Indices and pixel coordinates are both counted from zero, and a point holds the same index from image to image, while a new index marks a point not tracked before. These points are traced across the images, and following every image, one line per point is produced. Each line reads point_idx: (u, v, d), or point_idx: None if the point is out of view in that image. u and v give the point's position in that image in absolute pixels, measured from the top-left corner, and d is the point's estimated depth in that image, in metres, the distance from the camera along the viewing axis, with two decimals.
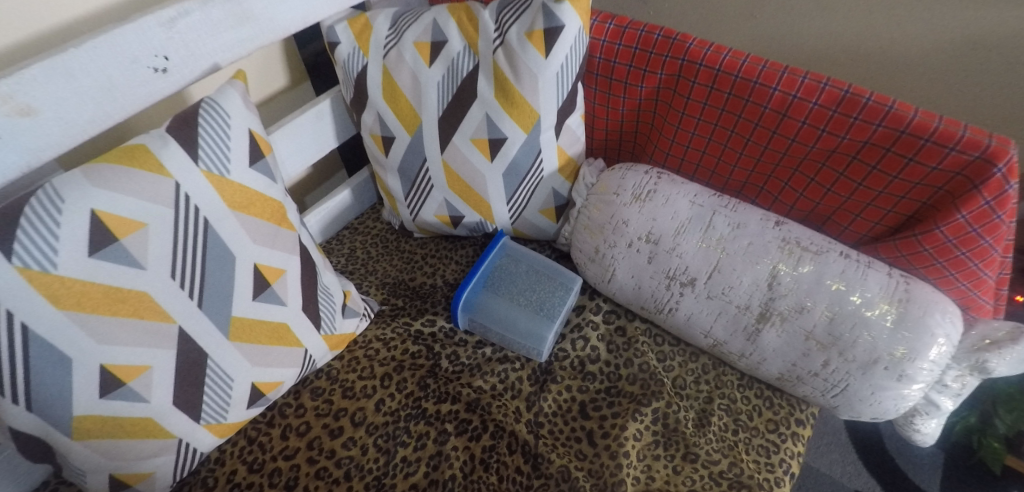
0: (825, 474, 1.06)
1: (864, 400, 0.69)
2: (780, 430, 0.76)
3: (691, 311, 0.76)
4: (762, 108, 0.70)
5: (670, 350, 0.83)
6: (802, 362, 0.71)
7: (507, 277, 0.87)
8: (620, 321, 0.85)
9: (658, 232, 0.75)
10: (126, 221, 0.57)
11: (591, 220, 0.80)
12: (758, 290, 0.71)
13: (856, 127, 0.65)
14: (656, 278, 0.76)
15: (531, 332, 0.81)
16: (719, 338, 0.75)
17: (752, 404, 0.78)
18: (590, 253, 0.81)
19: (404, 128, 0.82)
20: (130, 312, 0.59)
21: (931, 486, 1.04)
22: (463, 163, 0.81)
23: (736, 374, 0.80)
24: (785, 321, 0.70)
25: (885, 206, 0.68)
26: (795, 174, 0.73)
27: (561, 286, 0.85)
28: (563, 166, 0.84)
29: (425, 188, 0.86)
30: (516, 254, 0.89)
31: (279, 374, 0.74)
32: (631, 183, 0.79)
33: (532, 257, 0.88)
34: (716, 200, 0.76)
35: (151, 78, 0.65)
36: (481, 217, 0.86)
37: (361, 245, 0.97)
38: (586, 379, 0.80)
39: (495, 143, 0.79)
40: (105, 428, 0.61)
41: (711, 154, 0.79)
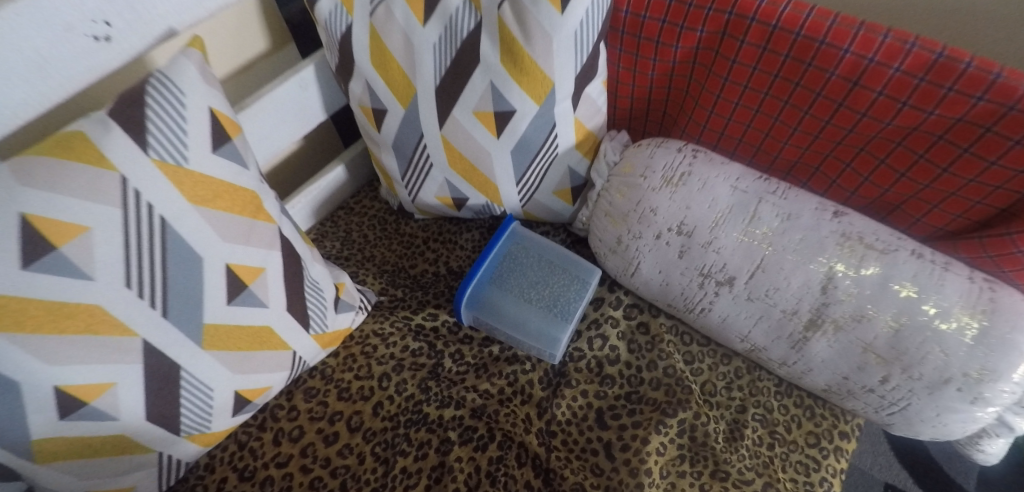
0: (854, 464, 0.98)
1: (927, 421, 0.60)
2: (821, 445, 0.68)
3: (727, 313, 0.66)
4: (827, 75, 0.57)
5: (699, 351, 0.74)
6: (855, 375, 0.61)
7: (516, 268, 0.78)
8: (643, 317, 0.76)
9: (692, 222, 0.64)
10: (66, 225, 0.49)
11: (614, 206, 0.70)
12: (810, 293, 0.60)
13: (949, 100, 0.52)
14: (687, 275, 0.66)
15: (544, 333, 0.73)
16: (758, 343, 0.66)
17: (791, 414, 0.70)
18: (611, 244, 0.71)
19: (398, 100, 0.71)
20: (81, 327, 0.51)
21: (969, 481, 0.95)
22: (466, 139, 0.70)
23: (773, 380, 0.72)
24: (839, 330, 0.60)
25: (973, 197, 0.56)
26: (861, 154, 0.61)
27: (577, 279, 0.76)
28: (581, 141, 0.73)
29: (423, 167, 0.76)
30: (527, 240, 0.79)
31: (265, 379, 0.67)
32: (661, 163, 0.67)
33: (544, 244, 0.79)
34: (761, 185, 0.64)
35: (92, 49, 0.55)
36: (487, 199, 0.77)
37: (358, 228, 0.90)
38: (604, 383, 0.72)
39: (502, 117, 0.68)
40: (70, 449, 0.55)
41: (757, 128, 0.66)
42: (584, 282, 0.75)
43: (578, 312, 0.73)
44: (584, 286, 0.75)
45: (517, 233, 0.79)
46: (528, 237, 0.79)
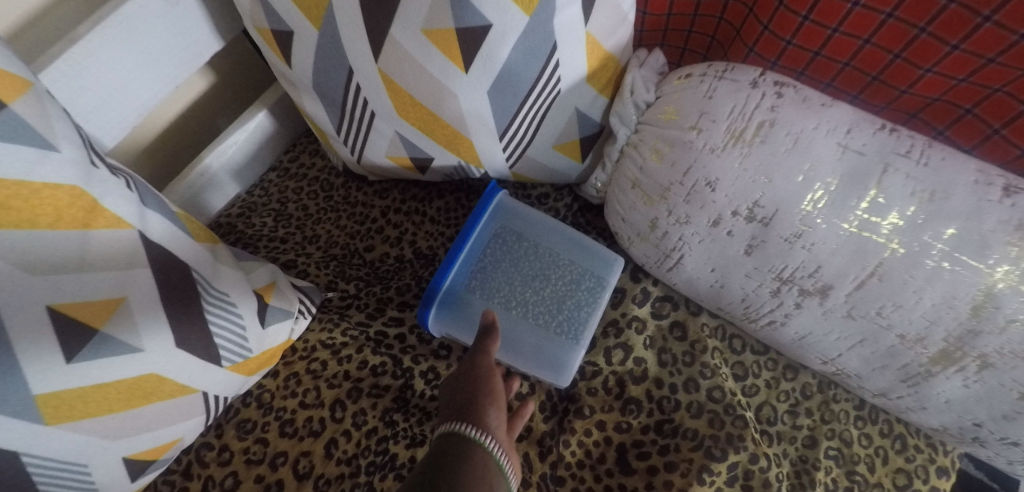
0: None
1: None
2: (914, 487, 0.51)
3: (808, 331, 0.46)
4: None
5: (754, 362, 0.55)
6: (995, 423, 0.42)
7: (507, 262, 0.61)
8: (677, 315, 0.56)
9: (774, 204, 0.41)
10: None
11: (646, 174, 0.46)
12: (951, 315, 0.39)
13: None
14: (756, 278, 0.45)
15: (545, 350, 0.57)
16: (849, 369, 0.47)
17: (874, 446, 0.52)
18: (641, 227, 0.49)
19: (306, 16, 0.45)
20: None
21: None
22: (417, 75, 0.45)
23: (852, 400, 0.53)
24: (986, 370, 0.40)
25: None
26: None
27: (588, 276, 0.59)
28: (597, 70, 0.48)
29: (362, 117, 0.52)
30: (519, 224, 0.62)
31: (170, 432, 0.49)
32: (725, 107, 0.43)
33: (541, 227, 0.61)
34: (887, 141, 0.41)
35: None
36: (460, 160, 0.54)
37: (296, 195, 0.68)
38: (628, 410, 0.53)
39: (466, 39, 0.42)
40: None
41: (882, 45, 0.41)
42: (598, 280, 0.58)
43: (592, 321, 0.57)
44: (599, 285, 0.58)
45: (506, 213, 0.62)
46: (521, 219, 0.62)
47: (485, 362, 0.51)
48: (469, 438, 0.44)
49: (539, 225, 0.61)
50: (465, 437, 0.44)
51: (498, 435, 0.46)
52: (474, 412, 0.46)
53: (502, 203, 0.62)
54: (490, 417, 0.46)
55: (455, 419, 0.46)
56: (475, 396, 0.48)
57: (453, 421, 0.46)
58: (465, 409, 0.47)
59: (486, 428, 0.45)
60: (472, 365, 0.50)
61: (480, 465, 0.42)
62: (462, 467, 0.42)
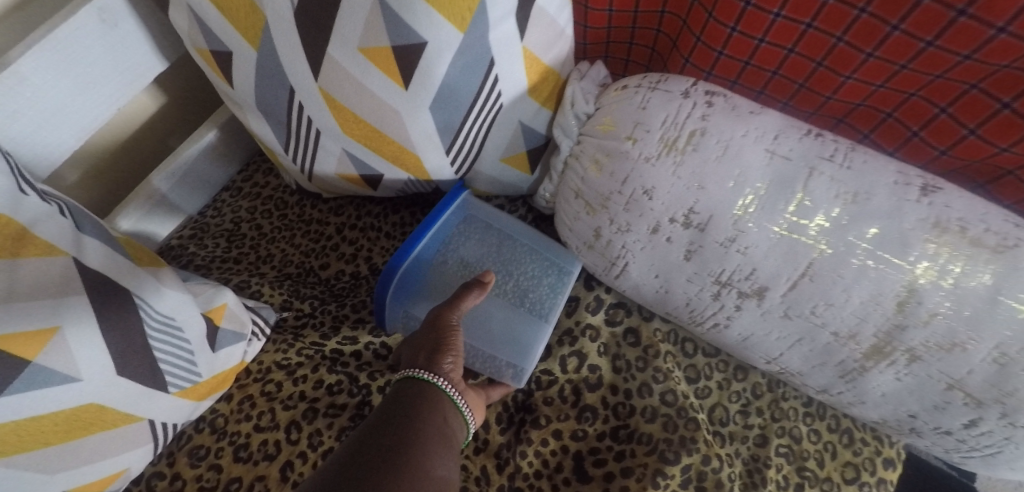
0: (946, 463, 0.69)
1: (1017, 469, 0.44)
2: (862, 480, 0.52)
3: (750, 332, 0.47)
4: None
5: (707, 363, 0.56)
6: (928, 414, 0.44)
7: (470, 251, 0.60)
8: (631, 321, 0.57)
9: (708, 210, 0.42)
10: None
11: (588, 184, 0.47)
12: (878, 312, 0.41)
13: None
14: (697, 283, 0.46)
15: (508, 340, 0.57)
16: (792, 367, 0.48)
17: (823, 442, 0.53)
18: (587, 236, 0.50)
19: (243, 37, 0.45)
20: None
21: None
22: (357, 92, 0.46)
23: (800, 397, 0.55)
24: (915, 362, 0.42)
25: None
26: (970, 92, 0.39)
27: (552, 267, 0.58)
28: (537, 84, 0.49)
29: (308, 135, 0.52)
30: (485, 215, 0.61)
31: (115, 464, 0.48)
32: (658, 117, 0.44)
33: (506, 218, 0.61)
34: (811, 146, 0.42)
35: None
36: (409, 175, 0.54)
37: (249, 215, 0.68)
38: (583, 418, 0.54)
39: (404, 56, 0.43)
40: None
41: (805, 55, 0.43)
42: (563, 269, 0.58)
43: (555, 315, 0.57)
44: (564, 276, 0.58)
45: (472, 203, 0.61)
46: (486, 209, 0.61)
47: (457, 310, 0.50)
48: (423, 381, 0.46)
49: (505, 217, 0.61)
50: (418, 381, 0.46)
51: (454, 377, 0.48)
52: (430, 353, 0.48)
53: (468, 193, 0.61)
54: (449, 361, 0.48)
55: (412, 363, 0.48)
56: (436, 342, 0.48)
57: (409, 366, 0.48)
58: (423, 350, 0.48)
59: (440, 371, 0.47)
60: (437, 314, 0.50)
61: (433, 406, 0.45)
62: (413, 409, 0.44)
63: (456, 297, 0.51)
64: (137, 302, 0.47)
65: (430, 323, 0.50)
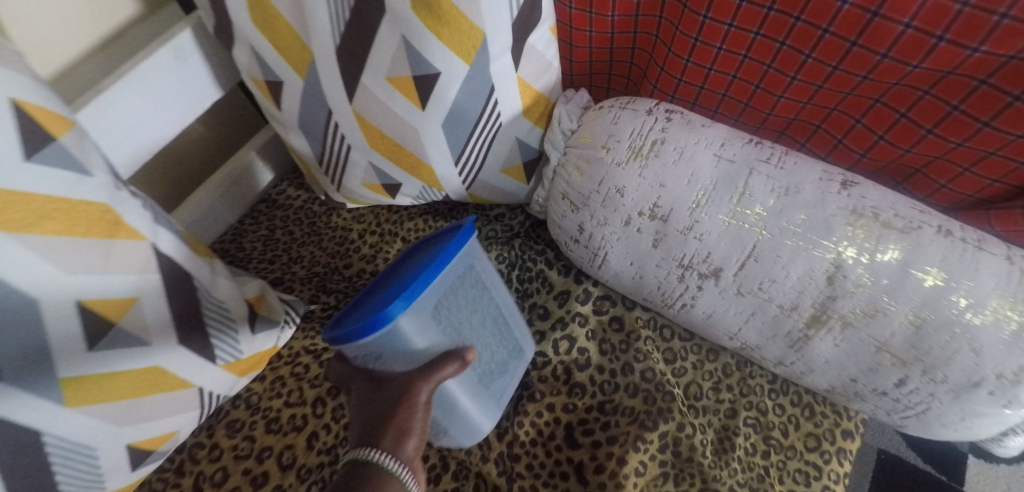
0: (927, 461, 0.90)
1: (947, 425, 0.51)
2: (823, 448, 0.59)
3: (713, 310, 0.55)
4: (839, 4, 0.43)
5: (682, 347, 0.64)
6: (865, 377, 0.51)
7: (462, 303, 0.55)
8: (616, 310, 0.65)
9: (668, 203, 0.52)
10: None
11: (572, 187, 0.57)
12: (813, 285, 0.49)
13: (1000, 32, 0.39)
14: (664, 266, 0.55)
15: (460, 414, 0.56)
16: (750, 341, 0.55)
17: (787, 415, 0.60)
18: (573, 232, 0.59)
19: (293, 68, 0.56)
20: None
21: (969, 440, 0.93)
22: (384, 113, 0.56)
23: (766, 376, 0.62)
24: (847, 328, 0.49)
25: (1018, 157, 0.44)
26: (876, 106, 0.48)
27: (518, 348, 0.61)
28: (529, 106, 0.59)
29: (340, 150, 0.62)
30: (477, 264, 0.56)
31: (168, 424, 0.56)
32: (627, 130, 0.54)
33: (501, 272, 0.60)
34: (751, 151, 0.52)
35: None
36: (423, 184, 0.64)
37: (282, 223, 0.77)
38: (574, 393, 0.62)
39: (422, 84, 0.53)
40: None
41: (745, 79, 0.53)
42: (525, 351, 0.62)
43: (501, 393, 0.60)
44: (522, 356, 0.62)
45: (476, 250, 0.56)
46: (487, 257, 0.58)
47: (427, 382, 0.50)
48: (382, 466, 0.47)
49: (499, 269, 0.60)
50: (375, 464, 0.47)
51: (413, 459, 0.49)
52: (392, 435, 0.49)
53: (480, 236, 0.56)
54: (408, 444, 0.49)
55: (371, 441, 0.48)
56: (399, 425, 0.49)
57: (369, 444, 0.48)
58: (385, 430, 0.49)
59: (400, 455, 0.48)
60: (410, 385, 0.50)
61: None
62: None
63: (434, 365, 0.50)
64: (198, 286, 0.56)
65: (401, 394, 0.50)
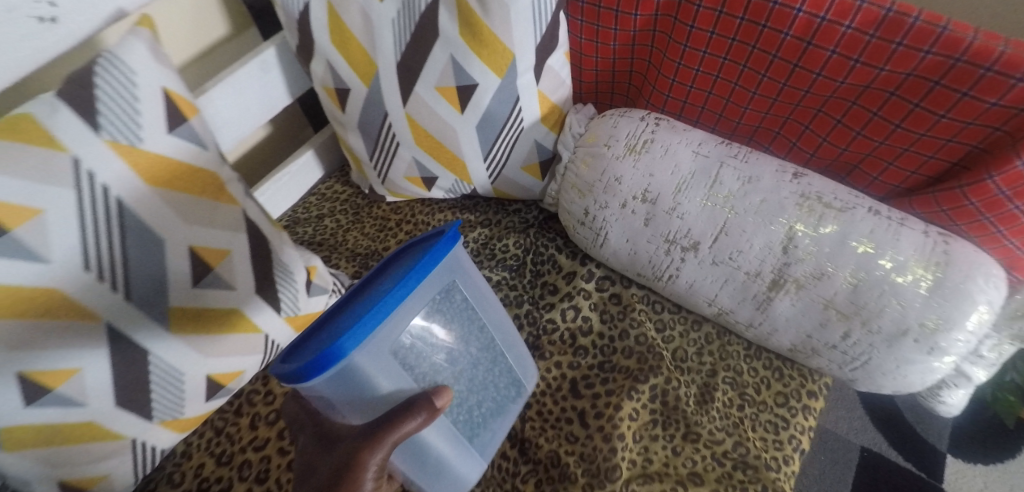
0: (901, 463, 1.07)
1: (887, 374, 0.62)
2: (790, 404, 0.69)
3: (695, 279, 0.67)
4: (783, 35, 0.57)
5: (670, 318, 0.75)
6: (818, 332, 0.62)
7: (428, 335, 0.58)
8: (615, 288, 0.77)
9: (656, 189, 0.65)
10: (16, 208, 0.48)
11: (579, 177, 0.70)
12: (771, 254, 0.61)
13: (898, 55, 0.53)
14: (654, 242, 0.67)
15: (444, 467, 0.61)
16: (725, 306, 0.67)
17: (760, 376, 0.71)
18: (579, 215, 0.71)
19: (359, 78, 0.70)
20: (40, 312, 0.51)
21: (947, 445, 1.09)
22: (430, 115, 0.70)
23: (742, 344, 0.73)
24: (801, 289, 0.61)
25: (926, 151, 0.57)
26: (818, 115, 0.61)
27: (515, 385, 0.67)
28: (547, 114, 0.73)
29: (390, 147, 0.76)
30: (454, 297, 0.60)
31: (238, 364, 0.67)
32: (624, 132, 0.68)
33: (488, 304, 0.64)
34: (723, 149, 0.65)
35: (36, 31, 0.54)
36: (456, 177, 0.77)
37: (330, 213, 0.90)
38: (578, 354, 0.73)
39: (464, 92, 0.67)
40: (39, 436, 0.56)
41: (719, 95, 0.67)
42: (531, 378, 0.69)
43: (485, 439, 0.65)
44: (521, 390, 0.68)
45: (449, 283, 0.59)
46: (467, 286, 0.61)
47: (383, 441, 0.52)
48: None
49: (485, 298, 0.64)
50: None
51: None
52: None
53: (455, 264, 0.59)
54: None
55: None
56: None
57: None
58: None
59: None
60: (363, 448, 0.52)
61: None
62: None
63: (395, 420, 0.52)
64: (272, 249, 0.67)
65: (353, 455, 0.52)
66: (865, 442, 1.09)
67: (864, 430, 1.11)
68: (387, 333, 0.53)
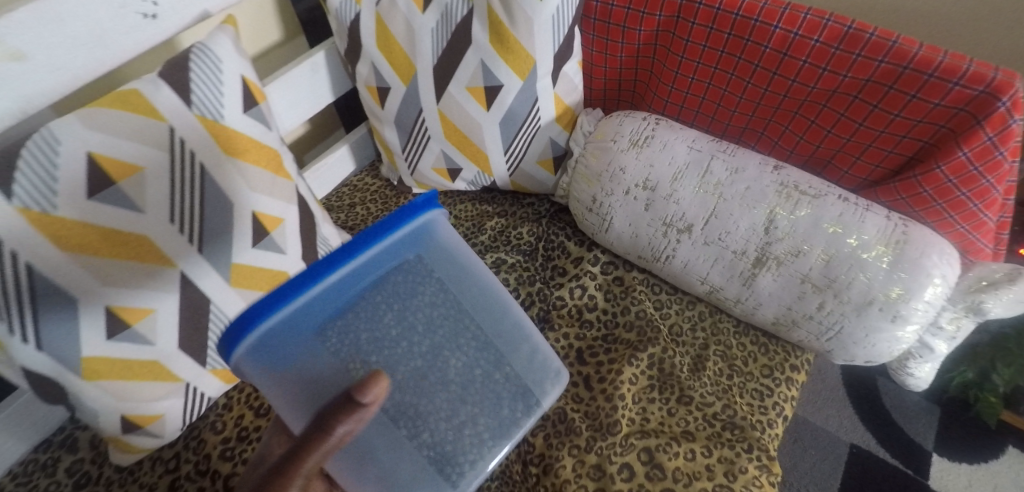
0: (889, 461, 1.12)
1: (858, 343, 0.69)
2: (775, 375, 0.77)
3: (689, 259, 0.76)
4: (763, 48, 0.68)
5: (667, 298, 0.84)
6: (797, 305, 0.71)
7: (392, 323, 0.57)
8: (618, 272, 0.86)
9: (655, 178, 0.75)
10: (123, 164, 0.58)
11: (589, 168, 0.80)
12: (755, 235, 0.70)
13: (858, 64, 0.63)
14: (653, 225, 0.76)
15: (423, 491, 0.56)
16: (716, 283, 0.76)
17: (747, 350, 0.79)
18: (588, 202, 0.81)
19: (399, 78, 0.81)
20: (131, 255, 0.60)
21: (935, 445, 1.14)
22: (460, 112, 0.81)
23: (732, 321, 0.81)
24: (781, 265, 0.70)
25: (886, 147, 0.67)
26: (796, 117, 0.72)
27: (523, 395, 0.60)
28: (561, 115, 0.83)
29: (422, 140, 0.86)
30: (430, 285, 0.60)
31: None
32: (628, 129, 0.78)
33: (475, 295, 0.62)
34: (714, 145, 0.75)
35: (140, 24, 0.64)
36: (478, 169, 0.87)
37: (361, 202, 0.99)
38: (584, 326, 0.81)
39: (491, 91, 0.78)
40: (114, 370, 0.63)
41: (711, 100, 0.77)
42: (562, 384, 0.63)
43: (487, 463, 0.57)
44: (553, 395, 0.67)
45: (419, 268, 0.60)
46: (437, 274, 0.61)
47: (301, 469, 0.46)
48: None
49: (469, 287, 0.62)
50: None
51: None
52: None
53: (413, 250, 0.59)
54: None
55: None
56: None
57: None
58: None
59: None
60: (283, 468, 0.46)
61: None
62: None
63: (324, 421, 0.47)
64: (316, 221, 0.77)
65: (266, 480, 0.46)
66: (854, 439, 1.15)
67: (853, 428, 1.17)
68: (321, 312, 0.55)
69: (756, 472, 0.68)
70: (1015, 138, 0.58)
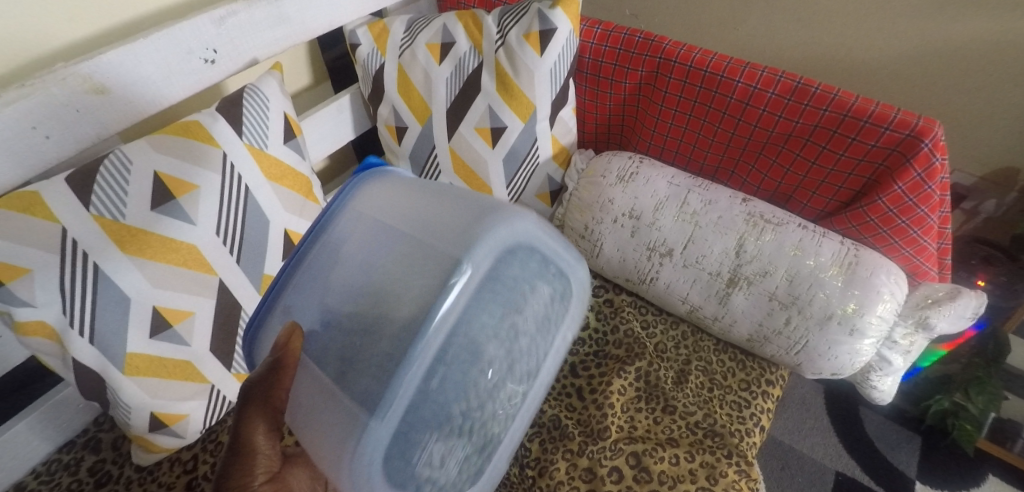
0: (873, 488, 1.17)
1: (823, 356, 0.77)
2: (752, 389, 0.84)
3: (671, 280, 0.84)
4: (729, 98, 0.80)
5: (653, 318, 0.92)
6: (767, 322, 0.79)
7: (382, 269, 0.54)
8: (609, 294, 0.94)
9: (639, 208, 0.85)
10: (182, 182, 0.68)
11: (581, 200, 0.90)
12: (728, 258, 0.79)
13: (807, 112, 0.75)
14: (638, 250, 0.85)
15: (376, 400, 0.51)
16: (695, 303, 0.84)
17: (727, 366, 0.86)
18: (581, 230, 0.90)
19: (416, 118, 0.92)
20: (180, 261, 0.68)
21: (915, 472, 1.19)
22: (468, 149, 0.91)
23: (712, 340, 0.89)
24: (750, 285, 0.79)
25: (836, 183, 0.78)
26: (760, 157, 0.83)
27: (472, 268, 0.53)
28: (557, 153, 0.95)
29: (434, 174, 0.96)
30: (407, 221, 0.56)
31: None
32: (615, 167, 0.89)
33: (442, 221, 0.56)
34: (690, 181, 0.86)
35: (201, 68, 0.75)
36: None
37: None
38: (577, 343, 0.90)
39: (496, 131, 0.89)
40: (151, 367, 0.70)
41: (687, 141, 0.89)
42: (517, 237, 0.57)
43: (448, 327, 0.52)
44: (556, 282, 0.63)
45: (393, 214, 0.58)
46: (392, 222, 0.57)
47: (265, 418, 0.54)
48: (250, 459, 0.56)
49: (433, 218, 0.56)
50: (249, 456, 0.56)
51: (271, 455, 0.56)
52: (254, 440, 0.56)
53: (358, 210, 0.58)
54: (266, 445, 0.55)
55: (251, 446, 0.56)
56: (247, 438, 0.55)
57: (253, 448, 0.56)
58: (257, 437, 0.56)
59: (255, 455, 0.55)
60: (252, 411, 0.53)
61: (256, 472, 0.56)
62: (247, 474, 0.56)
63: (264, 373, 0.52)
64: None
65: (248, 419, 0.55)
66: (839, 467, 1.20)
67: (839, 454, 1.22)
68: (293, 293, 0.57)
69: (735, 476, 0.73)
70: (940, 174, 0.69)
